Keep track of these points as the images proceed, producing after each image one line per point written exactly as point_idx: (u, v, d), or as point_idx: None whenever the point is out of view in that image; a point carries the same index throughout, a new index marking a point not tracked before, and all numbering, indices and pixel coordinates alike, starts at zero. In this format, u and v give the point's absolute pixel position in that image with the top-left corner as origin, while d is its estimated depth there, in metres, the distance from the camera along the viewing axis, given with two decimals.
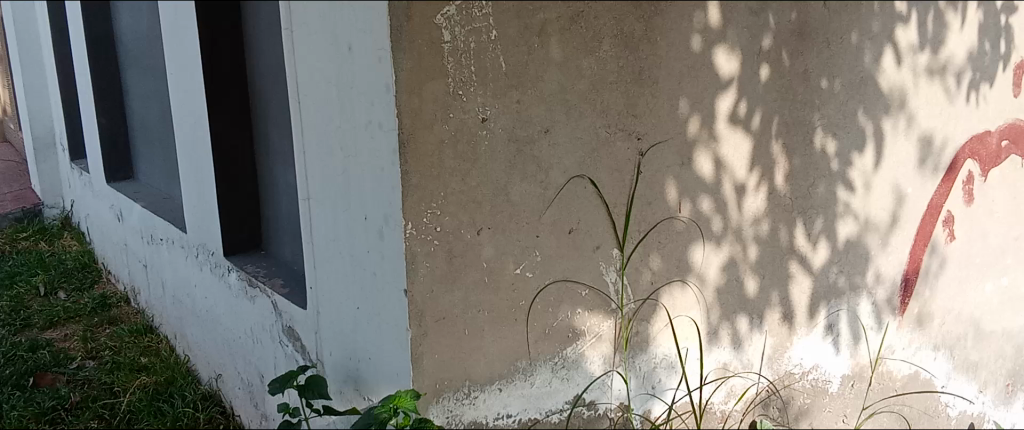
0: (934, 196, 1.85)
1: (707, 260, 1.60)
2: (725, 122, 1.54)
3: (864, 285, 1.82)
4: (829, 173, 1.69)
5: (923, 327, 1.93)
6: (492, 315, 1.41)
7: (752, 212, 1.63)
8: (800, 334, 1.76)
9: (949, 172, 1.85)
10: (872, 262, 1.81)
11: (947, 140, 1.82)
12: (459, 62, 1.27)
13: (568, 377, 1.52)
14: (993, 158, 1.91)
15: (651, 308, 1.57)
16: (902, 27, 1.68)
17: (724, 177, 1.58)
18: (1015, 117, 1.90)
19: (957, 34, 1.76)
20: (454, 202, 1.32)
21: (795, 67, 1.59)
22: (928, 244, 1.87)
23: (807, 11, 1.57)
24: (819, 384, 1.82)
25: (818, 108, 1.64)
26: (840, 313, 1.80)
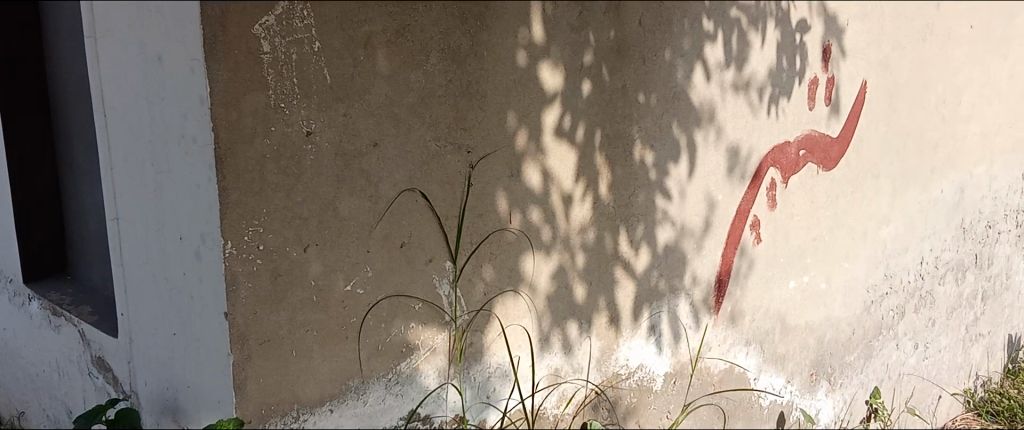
0: (742, 201, 1.99)
1: (537, 268, 1.64)
2: (551, 135, 1.59)
3: (683, 287, 1.93)
4: (647, 182, 1.78)
5: (735, 323, 2.07)
6: (322, 334, 1.37)
7: (579, 221, 1.69)
8: (626, 336, 1.84)
9: (754, 180, 2.00)
10: (689, 265, 1.92)
11: (752, 150, 1.98)
12: (280, 74, 1.23)
13: (403, 392, 1.51)
14: (793, 166, 2.09)
15: (485, 318, 1.59)
16: (709, 46, 1.81)
17: (552, 187, 1.62)
18: (811, 128, 2.10)
19: (758, 52, 1.92)
20: (277, 219, 1.28)
21: (614, 82, 1.67)
22: (738, 246, 2.01)
23: (624, 29, 1.65)
24: (645, 383, 1.90)
25: (636, 122, 1.72)
26: (662, 314, 1.90)
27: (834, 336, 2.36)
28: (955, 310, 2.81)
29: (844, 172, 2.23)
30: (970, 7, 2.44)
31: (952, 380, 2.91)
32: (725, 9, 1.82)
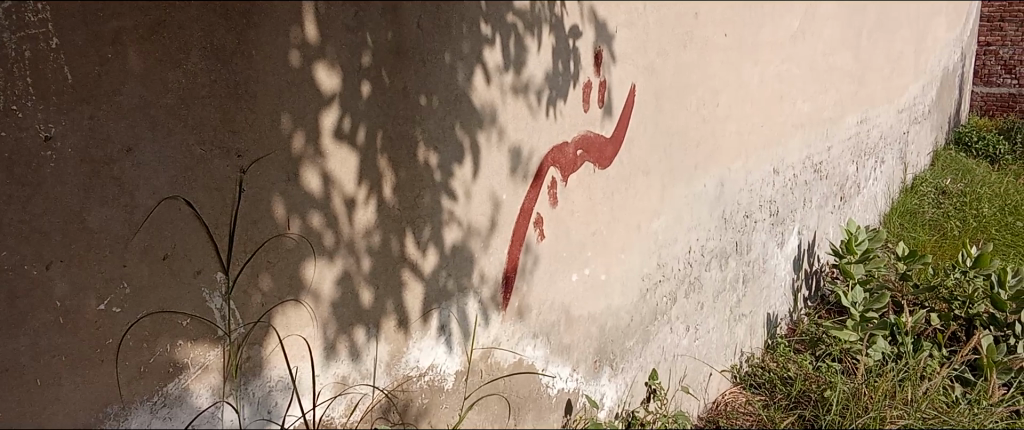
0: (525, 200, 2.06)
1: (321, 276, 1.59)
2: (330, 138, 1.55)
3: (471, 285, 1.95)
4: (432, 184, 1.78)
5: (522, 318, 2.13)
6: (70, 358, 1.28)
7: (363, 225, 1.65)
8: (416, 338, 1.83)
9: (536, 179, 2.07)
10: (476, 264, 1.95)
11: (533, 150, 2.05)
12: (9, 73, 1.13)
13: (171, 415, 1.42)
14: (571, 165, 2.19)
15: (263, 331, 1.51)
16: (488, 50, 1.85)
17: (333, 191, 1.58)
18: (585, 130, 2.22)
19: (535, 57, 2.00)
20: (12, 234, 1.17)
21: (394, 84, 1.65)
22: (523, 244, 2.07)
23: (402, 31, 1.65)
24: (436, 383, 1.89)
25: (418, 124, 1.72)
26: (451, 313, 1.91)
27: (614, 324, 2.51)
28: (720, 292, 3.11)
29: (618, 170, 2.38)
30: (721, 18, 2.74)
31: (718, 358, 3.20)
32: (501, 14, 1.87)
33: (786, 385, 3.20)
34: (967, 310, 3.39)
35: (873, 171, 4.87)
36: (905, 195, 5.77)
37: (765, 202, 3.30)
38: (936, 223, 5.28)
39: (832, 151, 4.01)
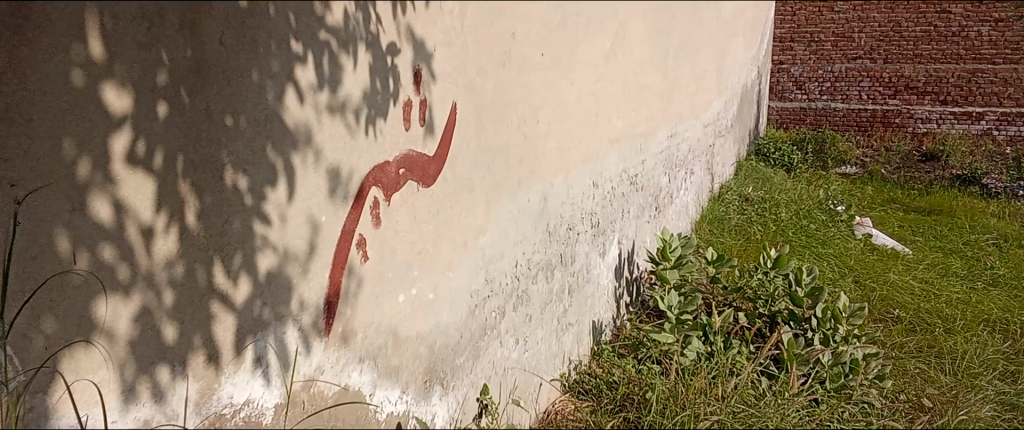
0: (346, 221, 1.98)
1: (115, 313, 1.53)
2: (122, 163, 1.51)
3: (289, 313, 1.84)
4: (242, 208, 1.65)
5: (347, 343, 2.04)
6: None
7: (164, 255, 1.56)
8: (229, 372, 1.70)
9: (357, 199, 2.00)
10: (294, 291, 1.84)
11: (353, 170, 1.97)
12: None
13: None
14: (394, 184, 2.15)
15: (48, 377, 1.52)
16: (300, 68, 1.76)
17: (127, 220, 1.52)
18: (407, 149, 2.19)
19: (351, 75, 1.95)
20: None
21: (196, 103, 1.54)
22: (346, 267, 1.99)
23: (203, 47, 1.53)
24: (253, 418, 1.75)
25: (225, 146, 1.60)
26: (268, 344, 1.78)
27: (443, 342, 2.48)
28: (547, 304, 3.18)
29: (440, 187, 2.37)
30: (537, 38, 2.82)
31: (547, 368, 3.27)
32: (313, 31, 1.80)
33: (611, 389, 3.31)
34: (769, 308, 3.69)
35: (684, 182, 5.20)
36: (712, 203, 6.19)
37: (586, 214, 3.43)
38: (740, 228, 5.70)
39: (646, 164, 4.24)
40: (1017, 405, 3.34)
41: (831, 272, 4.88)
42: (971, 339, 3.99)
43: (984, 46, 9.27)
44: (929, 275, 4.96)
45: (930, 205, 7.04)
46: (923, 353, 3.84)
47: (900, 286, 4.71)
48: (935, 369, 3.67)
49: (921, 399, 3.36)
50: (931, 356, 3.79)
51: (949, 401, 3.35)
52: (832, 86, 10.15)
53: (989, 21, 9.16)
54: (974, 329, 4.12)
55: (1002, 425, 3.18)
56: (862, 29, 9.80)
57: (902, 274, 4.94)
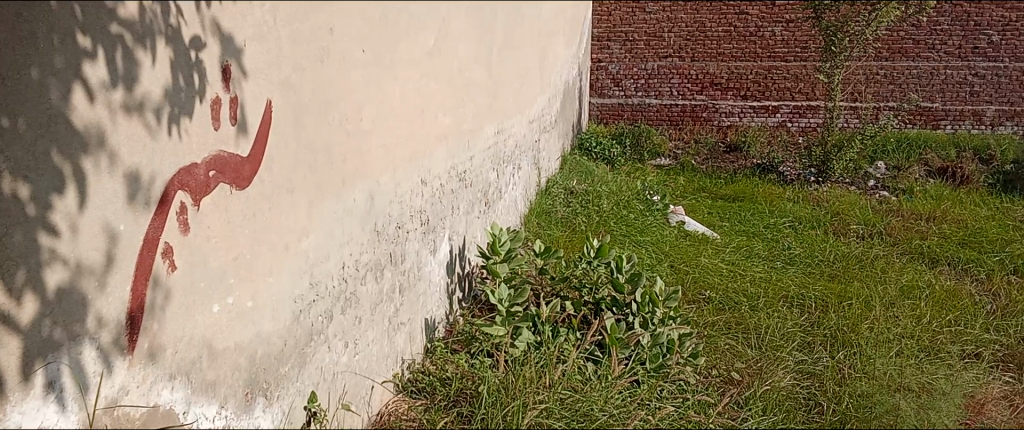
0: (149, 229, 1.85)
1: None
2: None
3: (85, 331, 1.77)
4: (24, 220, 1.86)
5: (155, 361, 1.89)
6: None
7: None
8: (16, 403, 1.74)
9: (161, 206, 1.86)
10: (91, 308, 1.79)
11: (155, 174, 1.87)
12: None
13: None
14: (203, 188, 2.00)
15: None
16: (89, 63, 1.77)
17: None
18: (217, 150, 2.06)
19: (149, 70, 1.85)
20: None
21: None
22: (151, 278, 1.85)
23: None
24: None
25: None
26: (61, 369, 1.76)
27: (265, 351, 2.37)
28: (377, 305, 3.12)
29: (258, 189, 2.24)
30: (357, 34, 2.76)
31: (379, 369, 3.21)
32: (102, 24, 1.77)
33: (445, 385, 3.31)
34: (593, 296, 3.84)
35: (511, 177, 5.31)
36: (540, 197, 6.33)
37: (414, 212, 3.41)
38: (566, 221, 5.91)
39: (474, 160, 4.27)
40: (813, 372, 3.67)
41: (648, 259, 5.16)
42: (773, 315, 4.34)
43: (777, 46, 10.14)
44: (735, 258, 5.36)
45: (734, 193, 7.61)
46: (731, 329, 4.14)
47: (710, 268, 5.06)
48: (742, 343, 3.98)
49: (730, 373, 3.62)
50: (739, 332, 4.10)
51: (754, 373, 3.62)
52: (646, 82, 10.73)
53: (782, 22, 10.04)
54: (774, 305, 4.51)
55: (800, 392, 3.48)
56: (670, 29, 10.39)
57: (712, 257, 5.30)
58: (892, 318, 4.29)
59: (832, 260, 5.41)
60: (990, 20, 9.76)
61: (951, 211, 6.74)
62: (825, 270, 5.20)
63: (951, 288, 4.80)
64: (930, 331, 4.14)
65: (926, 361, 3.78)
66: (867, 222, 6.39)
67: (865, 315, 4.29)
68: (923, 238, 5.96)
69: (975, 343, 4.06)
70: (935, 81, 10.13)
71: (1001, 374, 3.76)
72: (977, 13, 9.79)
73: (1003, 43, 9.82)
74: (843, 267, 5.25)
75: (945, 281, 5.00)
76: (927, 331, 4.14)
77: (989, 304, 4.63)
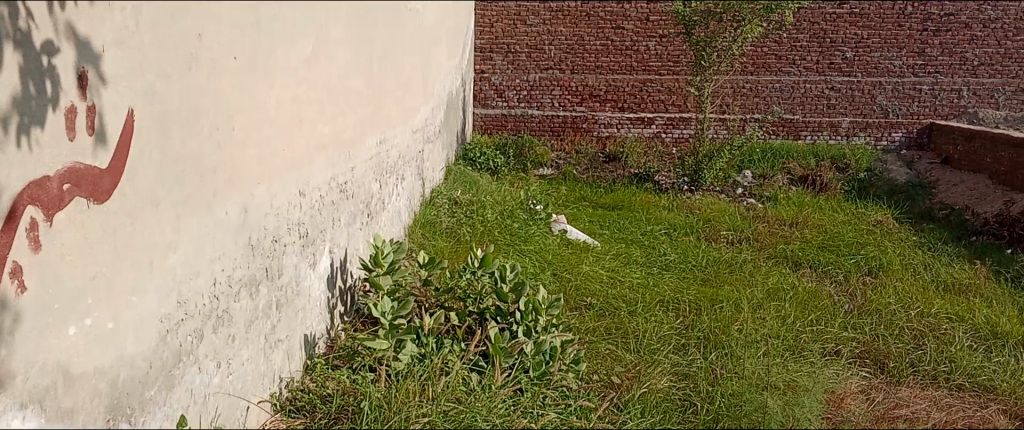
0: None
1: None
2: None
3: None
4: None
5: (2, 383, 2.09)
6: None
7: None
8: None
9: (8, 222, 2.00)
10: None
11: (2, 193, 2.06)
12: None
13: None
14: (54, 204, 2.07)
15: None
16: None
17: None
18: (73, 163, 2.09)
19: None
20: None
21: None
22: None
23: None
24: None
25: None
26: None
27: (128, 375, 2.25)
28: (251, 322, 3.00)
29: (120, 203, 2.17)
30: (228, 40, 2.66)
31: (253, 389, 3.08)
32: None
33: (326, 402, 3.23)
34: (477, 305, 3.85)
35: (394, 188, 5.25)
36: (424, 207, 6.26)
37: (292, 224, 3.32)
38: (450, 232, 5.89)
39: (355, 171, 4.21)
40: (687, 373, 3.81)
41: (531, 267, 5.22)
42: (650, 319, 4.48)
43: (651, 59, 10.58)
44: (614, 265, 5.51)
45: (614, 201, 7.83)
46: (611, 335, 4.25)
47: (591, 275, 5.17)
48: (621, 348, 4.09)
49: (610, 377, 3.71)
50: (619, 337, 4.21)
51: (633, 377, 3.73)
52: (528, 94, 10.86)
53: (655, 36, 10.47)
54: (652, 310, 4.66)
55: (677, 393, 3.61)
56: (551, 42, 10.62)
57: (593, 265, 5.42)
58: (760, 319, 4.51)
59: (704, 265, 5.65)
60: (844, 38, 10.52)
61: (811, 217, 7.17)
62: (699, 275, 5.42)
63: (811, 289, 5.11)
64: (794, 331, 4.38)
65: (790, 360, 4.00)
66: (736, 228, 6.72)
67: (735, 317, 4.51)
68: (787, 242, 6.33)
69: (834, 341, 4.33)
70: (796, 94, 10.79)
71: (857, 369, 4.03)
72: (832, 31, 10.52)
73: (855, 59, 10.60)
74: (715, 272, 5.50)
75: (806, 282, 5.32)
76: (791, 330, 4.39)
77: (846, 303, 4.96)
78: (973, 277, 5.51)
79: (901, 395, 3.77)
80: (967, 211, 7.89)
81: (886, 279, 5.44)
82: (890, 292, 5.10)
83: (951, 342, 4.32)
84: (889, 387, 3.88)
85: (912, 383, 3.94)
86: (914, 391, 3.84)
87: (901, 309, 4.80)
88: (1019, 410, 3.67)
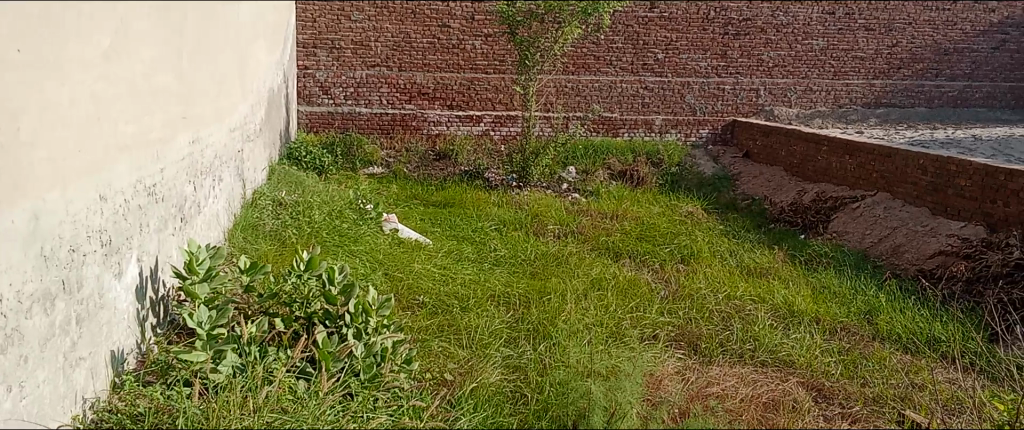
0: None
1: None
2: None
3: None
4: None
5: None
6: None
7: None
8: None
9: None
10: None
11: None
12: None
13: None
14: None
15: None
16: None
17: None
18: None
19: None
20: None
21: None
22: None
23: None
24: None
25: None
26: None
27: None
28: (47, 339, 2.73)
29: None
30: (10, 30, 2.42)
31: (52, 413, 2.80)
32: None
33: (138, 421, 3.02)
34: (305, 310, 3.72)
35: (211, 190, 4.98)
36: (245, 209, 5.96)
37: (93, 232, 3.06)
38: (275, 234, 5.67)
39: (164, 173, 3.95)
40: (518, 365, 3.90)
41: (362, 268, 5.13)
42: (482, 314, 4.54)
43: (478, 58, 10.80)
44: (446, 262, 5.53)
45: (444, 199, 7.86)
46: (443, 332, 4.26)
47: (423, 273, 5.17)
48: (453, 345, 4.12)
49: (443, 375, 3.73)
50: (451, 334, 4.23)
51: (465, 373, 3.77)
52: (356, 91, 10.65)
53: (481, 36, 10.73)
54: (483, 305, 4.71)
55: (508, 385, 3.67)
56: (377, 39, 10.55)
57: (424, 263, 5.42)
58: (585, 309, 4.70)
59: (532, 258, 5.81)
60: (656, 40, 11.18)
61: (630, 210, 7.57)
62: (527, 269, 5.56)
63: (631, 277, 5.40)
64: (616, 319, 4.60)
65: (612, 345, 4.20)
66: (562, 223, 6.96)
67: (561, 308, 4.67)
68: (608, 234, 6.65)
69: (653, 326, 4.59)
70: (614, 93, 11.30)
71: (674, 351, 4.29)
72: (644, 34, 11.16)
73: (666, 61, 11.30)
74: (542, 265, 5.67)
75: (626, 271, 5.62)
76: (614, 318, 4.61)
77: (663, 290, 5.28)
78: (772, 261, 6.04)
79: (712, 374, 4.03)
80: (766, 201, 8.64)
81: (698, 266, 5.85)
82: (700, 277, 5.50)
83: (754, 321, 4.71)
84: (701, 366, 4.15)
85: (722, 361, 4.24)
86: (723, 369, 4.12)
87: (711, 293, 5.17)
88: (814, 381, 4.03)
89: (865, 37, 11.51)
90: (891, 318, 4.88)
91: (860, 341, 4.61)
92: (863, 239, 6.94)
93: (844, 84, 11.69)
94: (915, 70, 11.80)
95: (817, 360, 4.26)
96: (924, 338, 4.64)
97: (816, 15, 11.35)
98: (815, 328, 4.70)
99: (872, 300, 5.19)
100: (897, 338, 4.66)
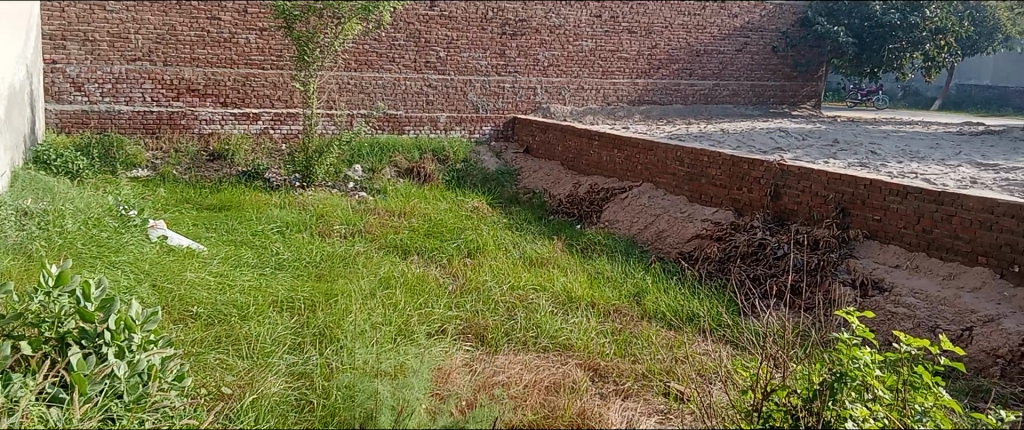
0: None
1: None
2: None
3: None
4: None
5: None
6: None
7: None
8: None
9: None
10: None
11: None
12: None
13: None
14: None
15: None
16: None
17: None
18: None
19: None
20: None
21: None
22: None
23: None
24: None
25: None
26: None
27: None
28: None
29: None
30: None
31: None
32: None
33: None
34: (56, 330, 3.34)
35: None
36: None
37: None
38: (19, 247, 5.05)
39: None
40: (303, 372, 3.79)
41: (125, 280, 4.71)
42: (262, 322, 4.34)
43: (253, 52, 10.42)
44: (222, 268, 5.23)
45: (220, 202, 7.41)
46: (220, 344, 4.03)
47: (196, 282, 4.85)
48: (232, 356, 3.91)
49: (220, 389, 3.54)
50: (227, 345, 4.02)
51: (244, 384, 3.60)
52: (114, 87, 9.72)
53: (254, 30, 10.36)
54: (263, 312, 4.52)
55: (292, 394, 3.56)
56: (137, 31, 9.75)
57: (198, 271, 5.09)
58: (371, 309, 4.66)
59: (317, 260, 5.66)
60: (436, 38, 11.30)
61: (417, 207, 7.59)
62: (311, 271, 5.40)
63: (418, 274, 5.41)
64: (404, 317, 4.60)
65: (399, 343, 4.20)
66: (348, 222, 6.83)
67: (346, 309, 4.60)
68: (396, 232, 6.64)
69: (440, 321, 4.65)
70: (398, 91, 11.24)
71: (461, 344, 4.37)
72: (425, 32, 11.24)
73: (447, 59, 11.44)
74: (328, 267, 5.52)
75: (414, 268, 5.63)
76: (402, 316, 4.61)
77: (449, 284, 5.36)
78: (551, 251, 6.33)
79: (496, 363, 4.15)
80: (545, 194, 9.12)
81: (483, 259, 6.00)
82: (485, 270, 5.65)
83: (535, 309, 4.92)
84: (487, 356, 4.26)
85: (506, 350, 4.38)
86: (508, 357, 4.24)
87: (495, 285, 5.33)
88: (591, 362, 4.28)
89: (628, 38, 12.43)
90: (657, 299, 5.30)
91: (630, 321, 4.96)
92: (631, 227, 7.48)
93: (612, 82, 12.52)
94: (673, 70, 12.89)
95: (593, 342, 4.52)
96: (684, 315, 5.08)
97: (584, 18, 12.13)
98: (590, 312, 5.00)
99: (640, 282, 5.61)
100: (663, 316, 5.08)
